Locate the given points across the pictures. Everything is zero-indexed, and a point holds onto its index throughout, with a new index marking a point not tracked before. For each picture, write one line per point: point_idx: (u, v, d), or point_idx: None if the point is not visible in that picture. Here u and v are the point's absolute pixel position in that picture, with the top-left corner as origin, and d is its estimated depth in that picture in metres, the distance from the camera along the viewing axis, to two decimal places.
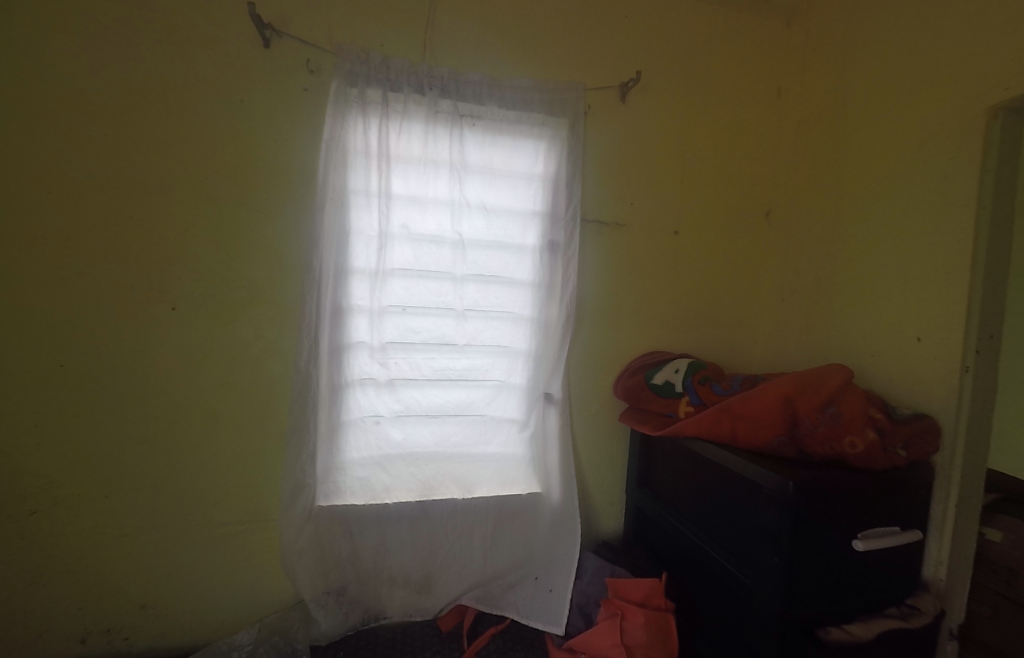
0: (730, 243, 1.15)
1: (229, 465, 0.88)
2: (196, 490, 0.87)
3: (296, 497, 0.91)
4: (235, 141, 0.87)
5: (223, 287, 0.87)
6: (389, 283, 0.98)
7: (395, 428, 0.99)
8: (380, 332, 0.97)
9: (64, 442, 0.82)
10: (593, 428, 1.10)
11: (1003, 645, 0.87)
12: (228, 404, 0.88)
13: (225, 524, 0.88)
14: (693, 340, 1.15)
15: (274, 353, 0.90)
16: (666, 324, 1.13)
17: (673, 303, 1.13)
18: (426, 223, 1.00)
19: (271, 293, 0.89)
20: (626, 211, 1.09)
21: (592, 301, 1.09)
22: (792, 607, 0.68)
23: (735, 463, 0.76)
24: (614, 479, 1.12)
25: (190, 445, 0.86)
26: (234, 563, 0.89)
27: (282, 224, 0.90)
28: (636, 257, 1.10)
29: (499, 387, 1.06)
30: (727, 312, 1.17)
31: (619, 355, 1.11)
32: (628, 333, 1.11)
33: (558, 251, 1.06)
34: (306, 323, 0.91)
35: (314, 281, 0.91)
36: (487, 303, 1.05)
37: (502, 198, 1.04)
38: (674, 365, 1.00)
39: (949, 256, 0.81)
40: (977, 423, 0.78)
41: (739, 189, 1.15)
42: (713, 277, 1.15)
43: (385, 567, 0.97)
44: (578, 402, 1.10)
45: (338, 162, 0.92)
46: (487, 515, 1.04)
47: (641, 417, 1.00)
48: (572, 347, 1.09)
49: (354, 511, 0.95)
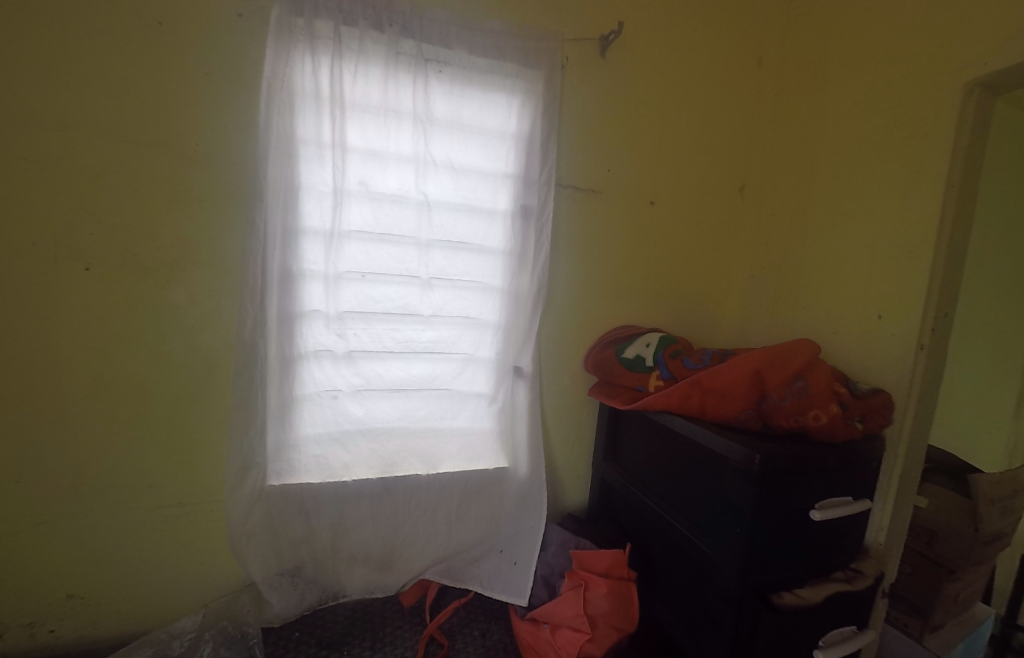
0: (705, 216, 1.13)
1: (165, 445, 0.80)
2: (126, 473, 0.78)
3: (243, 478, 0.84)
4: (154, 71, 0.73)
5: (149, 247, 0.75)
6: (346, 248, 0.91)
7: (355, 403, 0.95)
8: (336, 302, 0.91)
9: None
10: (562, 403, 1.08)
11: (919, 599, 0.98)
12: (160, 378, 0.78)
13: (164, 509, 0.81)
14: (665, 314, 1.14)
15: (214, 323, 0.81)
16: (639, 298, 1.10)
17: (646, 277, 1.10)
18: (387, 182, 0.92)
19: (207, 256, 0.79)
20: (603, 178, 1.03)
21: (565, 271, 1.04)
22: (750, 574, 0.69)
23: (701, 438, 0.76)
24: (581, 452, 1.12)
25: (118, 424, 0.77)
26: (177, 548, 0.82)
27: (217, 175, 0.78)
28: (610, 227, 1.06)
29: (466, 360, 1.02)
30: (698, 287, 1.16)
31: (589, 328, 1.08)
32: (601, 306, 1.08)
33: (530, 218, 1.00)
34: (250, 288, 0.81)
35: (258, 242, 0.81)
36: (454, 272, 0.99)
37: (471, 156, 0.96)
38: (646, 339, 0.98)
39: (916, 235, 0.81)
40: (925, 398, 0.82)
41: (716, 160, 1.11)
42: (686, 252, 1.13)
43: (344, 545, 0.93)
44: (547, 376, 1.06)
45: (283, 104, 0.80)
46: (452, 491, 1.01)
47: (610, 391, 0.99)
48: (543, 320, 1.04)
49: (309, 490, 0.90)
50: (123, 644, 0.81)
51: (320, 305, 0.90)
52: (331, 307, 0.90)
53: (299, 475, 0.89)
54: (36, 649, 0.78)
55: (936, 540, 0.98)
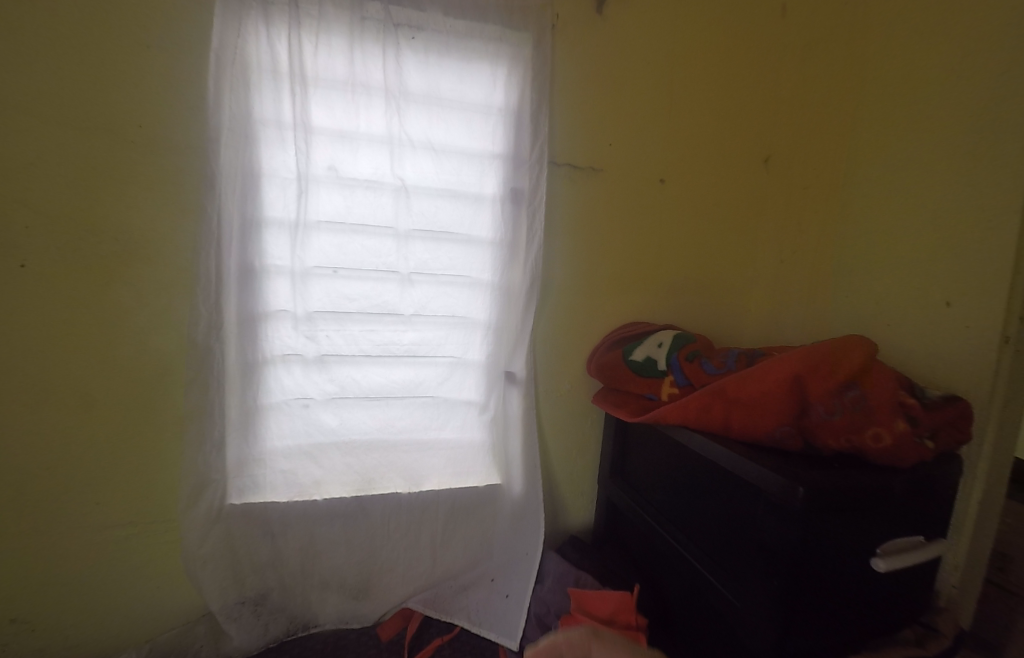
0: (728, 198, 0.98)
1: (113, 458, 0.73)
2: (71, 488, 0.72)
3: (200, 495, 0.76)
4: (89, 46, 0.66)
5: (91, 241, 0.69)
6: (315, 241, 0.82)
7: (328, 413, 0.86)
8: (305, 300, 0.82)
9: None
10: (562, 411, 0.95)
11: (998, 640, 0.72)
12: (106, 385, 0.71)
13: (113, 528, 0.74)
14: (681, 309, 0.99)
15: (164, 324, 0.73)
16: (650, 290, 0.97)
17: (658, 267, 0.96)
18: (359, 165, 0.82)
19: (154, 249, 0.71)
20: (604, 153, 0.90)
21: (562, 261, 0.91)
22: (791, 640, 0.53)
23: (724, 457, 0.62)
24: (585, 467, 0.98)
25: (62, 435, 0.71)
26: (129, 571, 0.75)
27: (164, 160, 0.71)
28: (614, 210, 0.92)
29: (453, 364, 0.91)
30: (721, 278, 1.00)
31: (592, 326, 0.94)
32: (605, 300, 0.94)
33: (520, 201, 0.88)
34: (202, 284, 0.73)
35: (210, 233, 0.73)
36: (438, 265, 0.89)
37: (452, 134, 0.85)
38: (657, 336, 0.84)
39: (998, 200, 0.64)
40: (1012, 406, 0.64)
41: (740, 131, 0.96)
42: (706, 238, 0.98)
43: (315, 571, 0.84)
44: (544, 381, 0.94)
45: (237, 80, 0.72)
46: (437, 511, 0.90)
47: (615, 398, 0.85)
48: (538, 317, 0.92)
49: (275, 508, 0.81)
50: None
51: (290, 303, 0.81)
52: (299, 307, 0.82)
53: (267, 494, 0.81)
54: None
55: (1010, 566, 0.75)
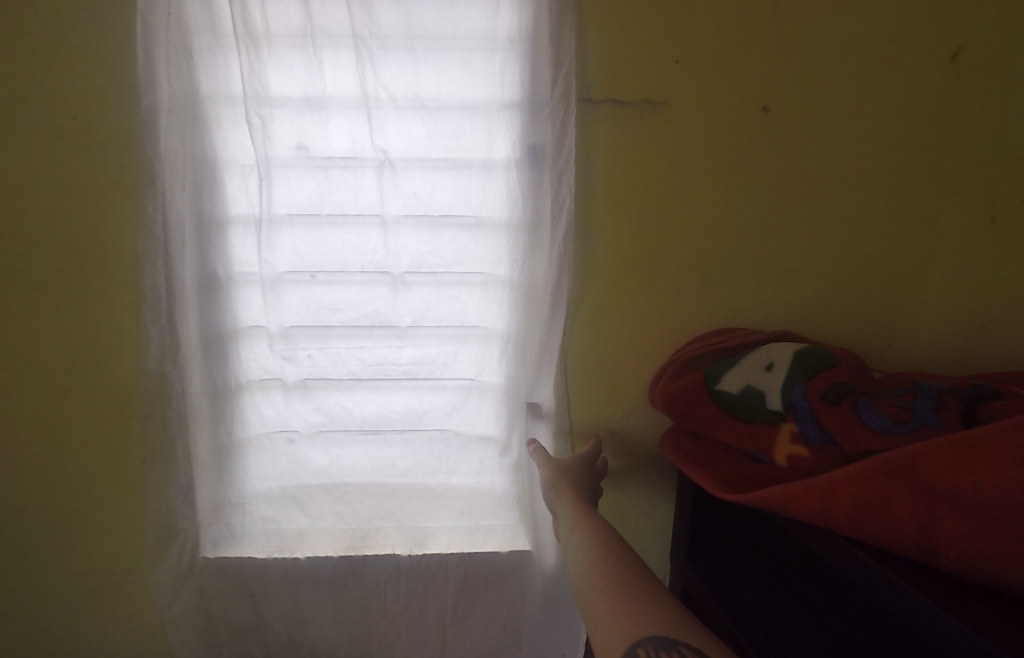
0: (883, 124, 0.61)
1: (79, 501, 0.65)
2: (42, 532, 0.65)
3: (166, 548, 0.65)
4: (11, 31, 0.56)
5: (40, 259, 0.61)
6: (284, 235, 0.63)
7: (316, 450, 0.68)
8: (280, 309, 0.65)
9: None
10: (615, 457, 0.68)
11: None
12: (65, 420, 0.64)
13: (88, 577, 0.66)
14: (804, 307, 0.64)
15: (119, 351, 0.63)
16: (751, 281, 0.64)
17: (762, 244, 0.63)
18: (332, 140, 0.61)
19: (101, 264, 0.61)
20: (669, 75, 0.59)
21: (607, 246, 0.63)
22: None
23: (925, 621, 0.31)
24: (651, 536, 0.70)
25: (31, 474, 0.64)
26: (104, 625, 0.68)
27: (104, 159, 0.60)
28: (688, 162, 0.61)
29: (465, 389, 0.68)
30: (874, 255, 0.64)
31: (656, 336, 0.65)
32: (677, 298, 0.64)
33: (542, 165, 0.62)
34: (149, 303, 0.61)
35: (153, 241, 0.60)
36: (439, 260, 0.65)
37: (446, 82, 0.61)
38: (762, 355, 0.52)
39: None
40: None
41: (908, 8, 0.58)
42: (845, 195, 0.62)
43: (303, 641, 0.71)
44: (588, 415, 0.67)
45: (173, 49, 0.58)
46: (445, 584, 0.70)
47: (693, 449, 0.54)
48: (575, 326, 0.65)
49: (252, 566, 0.68)
50: None
51: (265, 313, 0.65)
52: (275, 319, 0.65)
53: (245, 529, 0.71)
54: None
55: None
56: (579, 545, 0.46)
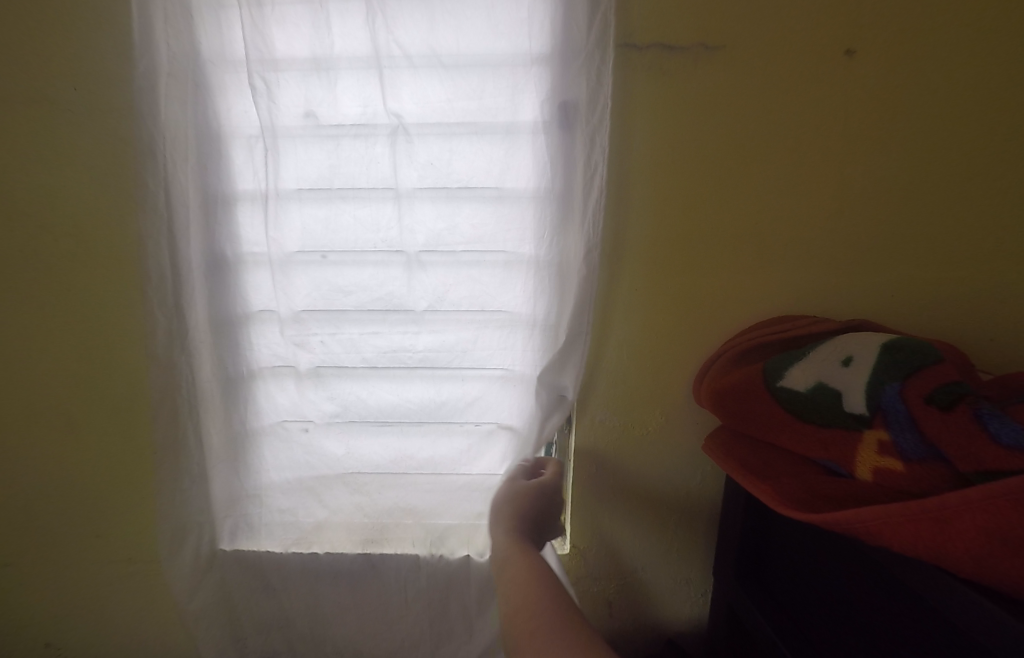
0: (999, 67, 0.50)
1: (99, 488, 0.64)
2: (66, 517, 0.65)
3: (183, 539, 0.64)
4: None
5: (51, 241, 0.59)
6: (292, 210, 0.58)
7: (331, 441, 0.65)
8: (290, 292, 0.60)
9: None
10: (653, 459, 0.61)
11: None
12: (82, 406, 0.62)
13: (112, 564, 0.66)
14: (883, 290, 0.55)
15: (131, 336, 0.61)
16: (818, 260, 0.55)
17: (835, 217, 0.54)
18: (340, 104, 0.56)
19: (110, 245, 0.59)
20: (729, 14, 0.50)
21: (650, 221, 0.55)
22: None
23: None
24: (692, 544, 0.63)
25: (52, 460, 0.64)
26: (129, 610, 0.67)
27: (106, 131, 0.56)
28: (747, 120, 0.52)
29: (488, 379, 0.62)
30: (978, 229, 0.53)
31: (705, 324, 0.57)
32: (728, 280, 0.56)
33: (575, 128, 0.54)
34: (154, 286, 0.58)
35: (157, 220, 0.57)
36: (459, 238, 0.59)
37: (467, 32, 0.53)
38: (835, 347, 0.44)
39: None
40: None
41: None
42: (942, 155, 0.52)
43: (323, 636, 0.68)
44: (623, 412, 0.60)
45: (171, 6, 0.53)
46: (467, 587, 0.66)
47: (748, 454, 0.47)
48: (612, 312, 0.58)
49: (270, 559, 0.66)
50: None
51: (274, 297, 0.60)
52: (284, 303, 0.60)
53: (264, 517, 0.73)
54: None
55: None
56: (513, 581, 0.46)
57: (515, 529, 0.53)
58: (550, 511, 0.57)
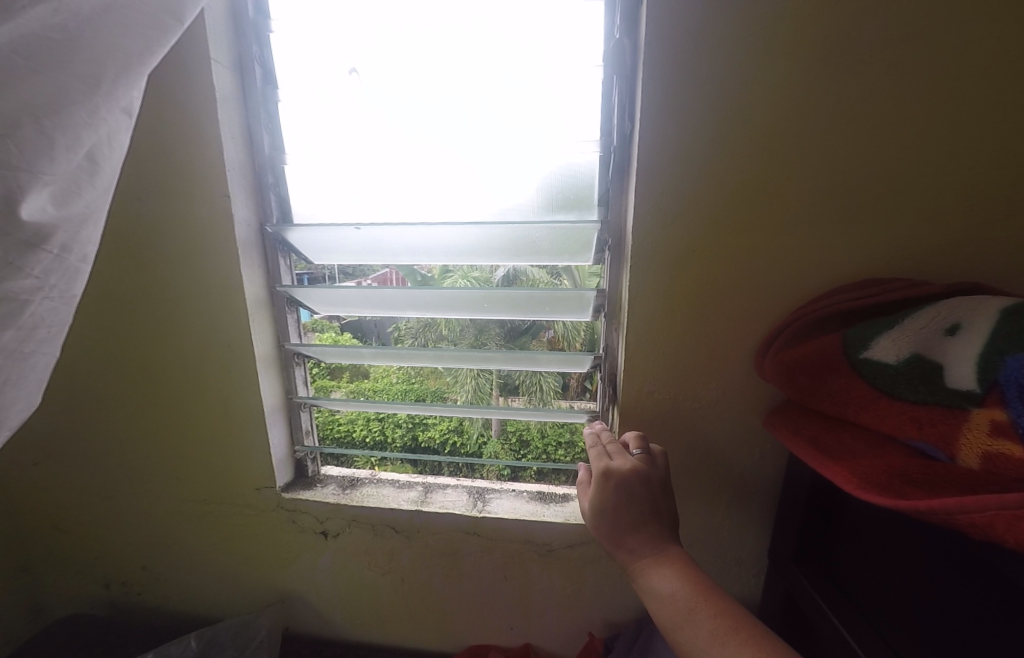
0: None
1: (183, 434, 0.70)
2: (157, 458, 0.72)
3: (259, 480, 0.71)
4: None
5: (123, 206, 0.61)
6: (119, 137, 0.43)
7: None
8: (3, 168, 0.35)
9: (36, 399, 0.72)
10: (711, 437, 0.57)
11: None
12: (161, 363, 0.67)
13: (197, 501, 0.73)
14: (996, 249, 0.46)
15: (197, 295, 0.63)
16: (920, 213, 0.47)
17: (939, 162, 0.46)
18: None
19: (169, 208, 0.60)
20: None
21: (716, 171, 0.49)
22: None
23: None
24: (747, 528, 0.59)
25: (141, 407, 0.70)
26: (213, 542, 0.75)
27: (159, 88, 0.57)
28: (834, 53, 0.45)
29: (529, 355, 0.63)
30: None
31: (777, 289, 0.51)
32: (805, 240, 0.49)
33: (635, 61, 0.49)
34: (227, 193, 0.59)
35: (217, 76, 0.56)
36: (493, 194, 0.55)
37: None
38: (935, 314, 0.37)
39: None
40: None
41: None
42: None
43: (374, 583, 0.72)
44: (676, 386, 0.56)
45: None
46: (508, 550, 0.67)
47: (819, 433, 0.42)
48: (668, 275, 0.53)
49: (324, 509, 0.70)
50: (191, 619, 0.80)
51: (18, 170, 0.36)
52: None
53: (319, 469, 0.77)
54: (131, 606, 0.81)
55: None
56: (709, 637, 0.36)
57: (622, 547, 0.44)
58: (620, 523, 0.44)
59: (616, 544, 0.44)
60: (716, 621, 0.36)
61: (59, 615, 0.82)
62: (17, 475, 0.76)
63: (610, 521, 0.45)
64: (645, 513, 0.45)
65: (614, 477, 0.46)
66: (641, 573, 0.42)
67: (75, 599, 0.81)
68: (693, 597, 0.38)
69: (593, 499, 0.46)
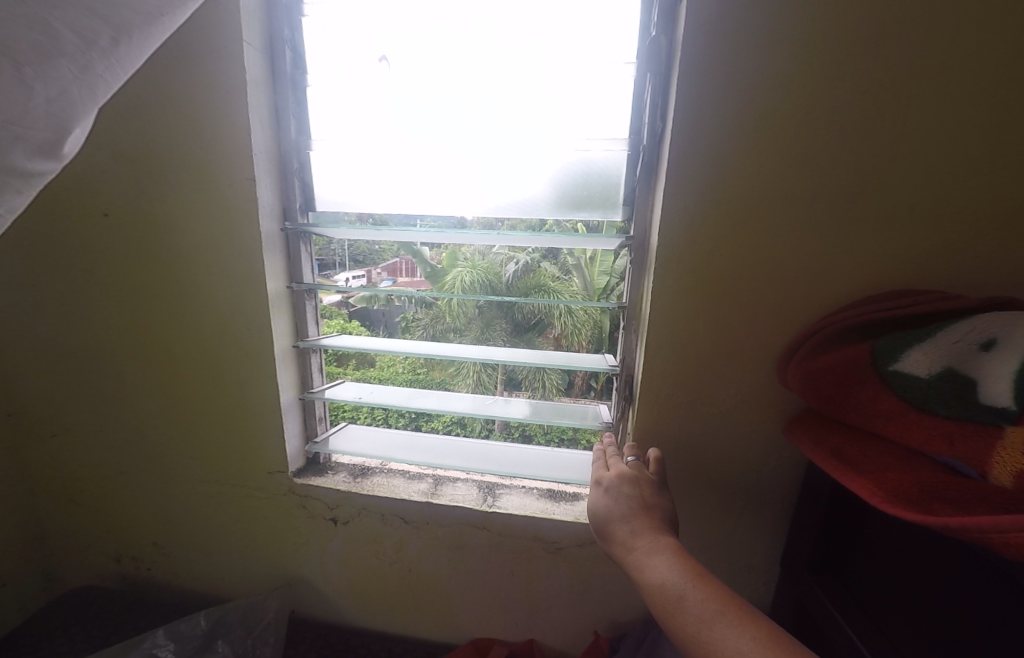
0: None
1: (198, 415, 0.71)
2: (173, 437, 0.73)
3: (272, 464, 0.71)
4: None
5: (151, 187, 0.62)
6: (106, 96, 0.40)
7: None
8: None
9: (58, 374, 0.73)
10: (727, 443, 0.56)
11: None
12: (180, 343, 0.68)
13: (209, 481, 0.74)
14: None
15: (219, 279, 0.64)
16: (955, 224, 0.46)
17: (978, 173, 0.45)
18: None
19: (196, 191, 0.61)
20: None
21: (747, 173, 0.48)
22: None
23: None
24: (759, 537, 0.58)
25: (159, 386, 0.71)
26: (224, 523, 0.76)
27: (195, 72, 0.57)
28: (878, 58, 0.44)
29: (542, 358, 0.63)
30: None
31: (803, 298, 0.50)
32: (834, 247, 0.48)
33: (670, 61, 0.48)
34: (253, 177, 0.59)
35: (249, 59, 0.57)
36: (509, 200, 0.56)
37: None
38: (970, 329, 0.37)
39: None
40: None
41: None
42: None
43: (380, 572, 0.73)
44: (693, 390, 0.55)
45: None
46: (516, 545, 0.67)
47: (842, 444, 0.42)
48: (690, 278, 0.52)
49: (336, 496, 0.71)
50: (198, 597, 0.81)
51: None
52: None
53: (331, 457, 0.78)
54: (140, 581, 0.83)
55: None
56: (695, 610, 0.36)
57: (615, 540, 0.45)
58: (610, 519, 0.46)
59: (610, 541, 0.45)
60: (702, 602, 0.36)
61: (71, 586, 0.83)
62: (37, 447, 0.77)
63: (604, 518, 0.47)
64: (637, 506, 0.46)
65: (605, 483, 0.50)
66: (633, 566, 0.42)
67: (87, 571, 0.83)
68: (681, 576, 0.39)
69: (592, 504, 0.49)
